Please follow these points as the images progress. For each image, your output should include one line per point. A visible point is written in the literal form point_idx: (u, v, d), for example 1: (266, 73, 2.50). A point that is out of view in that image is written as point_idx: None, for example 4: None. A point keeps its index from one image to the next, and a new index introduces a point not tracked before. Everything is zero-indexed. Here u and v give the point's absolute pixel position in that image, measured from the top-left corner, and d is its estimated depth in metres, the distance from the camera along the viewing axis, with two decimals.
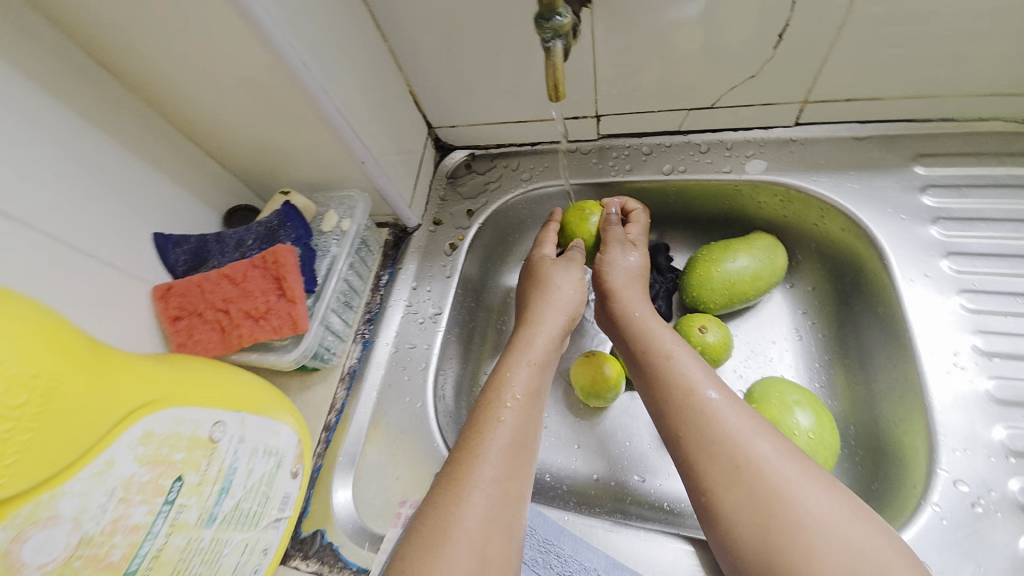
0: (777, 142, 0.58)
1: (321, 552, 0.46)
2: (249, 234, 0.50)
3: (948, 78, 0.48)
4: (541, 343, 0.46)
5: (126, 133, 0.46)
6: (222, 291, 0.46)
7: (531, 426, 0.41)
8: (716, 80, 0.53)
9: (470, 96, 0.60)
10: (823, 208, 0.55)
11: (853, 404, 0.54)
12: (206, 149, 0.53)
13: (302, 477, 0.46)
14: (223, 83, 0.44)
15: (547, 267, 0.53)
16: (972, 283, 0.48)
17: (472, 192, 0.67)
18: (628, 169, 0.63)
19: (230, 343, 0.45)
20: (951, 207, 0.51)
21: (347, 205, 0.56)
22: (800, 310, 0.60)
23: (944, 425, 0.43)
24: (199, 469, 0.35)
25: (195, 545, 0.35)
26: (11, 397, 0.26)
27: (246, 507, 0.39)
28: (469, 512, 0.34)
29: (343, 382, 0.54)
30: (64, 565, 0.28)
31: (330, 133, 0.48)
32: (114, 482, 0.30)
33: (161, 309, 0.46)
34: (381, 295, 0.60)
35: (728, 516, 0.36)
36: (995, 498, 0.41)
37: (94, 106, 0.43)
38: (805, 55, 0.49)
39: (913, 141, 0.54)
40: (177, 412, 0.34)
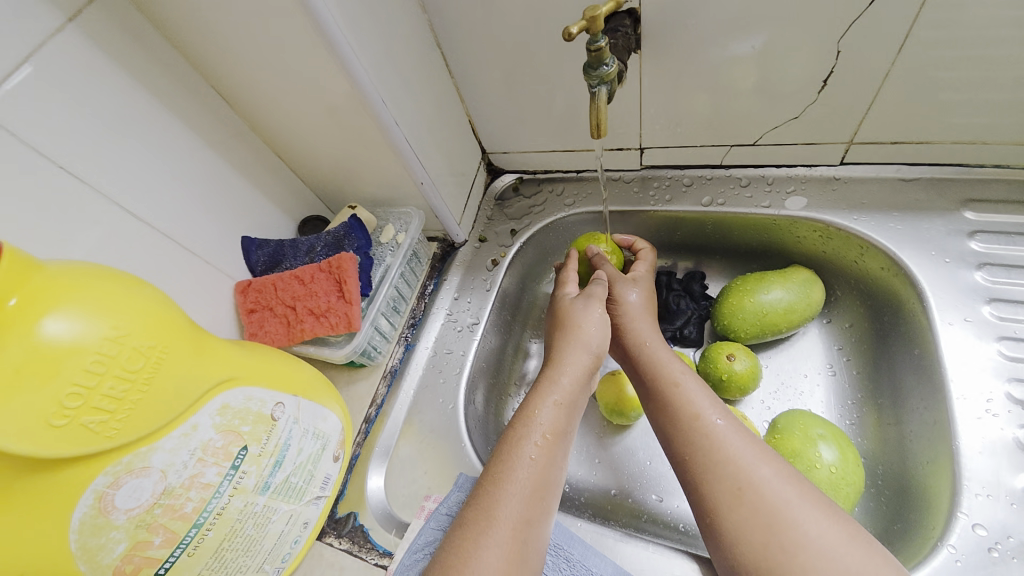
0: (821, 180, 0.59)
1: (354, 532, 0.49)
2: (319, 242, 0.57)
3: (1002, 126, 0.48)
4: (567, 382, 0.44)
5: (234, 152, 0.54)
6: (292, 289, 0.52)
7: (554, 466, 0.40)
8: (760, 119, 0.56)
9: (523, 126, 0.65)
10: (863, 246, 0.55)
11: (882, 444, 0.52)
12: (291, 165, 0.61)
13: (342, 461, 0.50)
14: (311, 111, 0.51)
15: (576, 309, 0.49)
16: (1015, 331, 0.46)
17: (517, 214, 0.72)
18: (668, 199, 0.65)
19: (293, 336, 0.52)
20: (1001, 253, 0.50)
21: (404, 219, 0.62)
22: (837, 346, 0.59)
23: (969, 470, 0.41)
24: (260, 442, 0.40)
25: (251, 508, 0.40)
26: (131, 361, 0.32)
27: (294, 481, 0.44)
28: (490, 548, 0.35)
29: (384, 379, 0.59)
30: (147, 510, 0.33)
31: (396, 156, 0.54)
32: (195, 444, 0.35)
33: (240, 302, 0.53)
34: (425, 303, 0.65)
35: (730, 537, 0.37)
36: (1013, 545, 0.37)
37: (213, 129, 0.52)
38: (850, 99, 0.50)
39: (964, 185, 0.53)
40: (249, 390, 0.39)
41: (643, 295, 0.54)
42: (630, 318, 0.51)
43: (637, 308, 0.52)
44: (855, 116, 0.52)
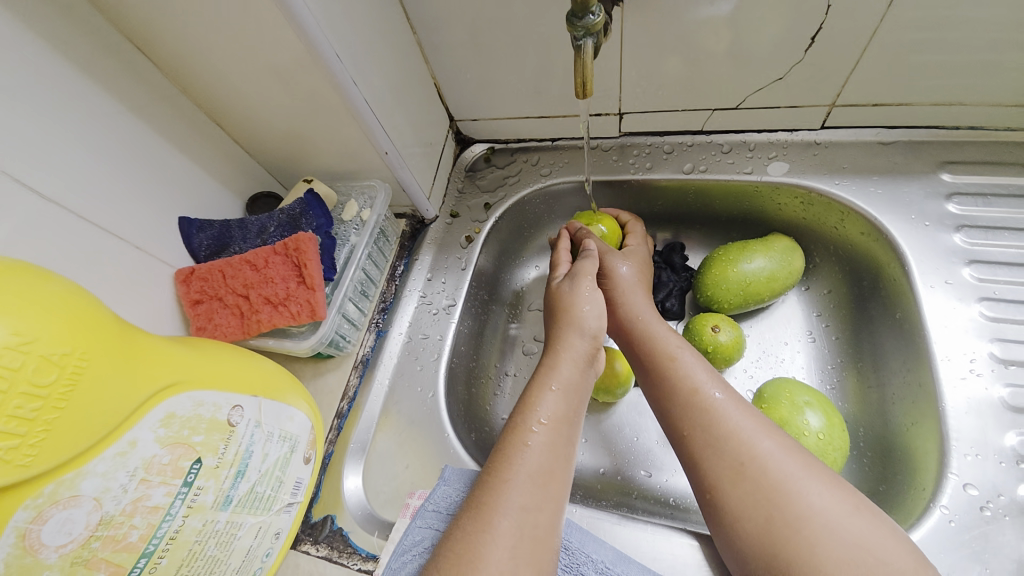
0: (801, 144, 0.58)
1: (332, 537, 0.46)
2: (271, 221, 0.51)
3: (980, 87, 0.48)
4: (566, 370, 0.44)
5: (157, 117, 0.46)
6: (244, 276, 0.46)
7: (561, 453, 0.40)
8: (743, 81, 0.53)
9: (493, 90, 0.60)
10: (844, 212, 0.54)
11: (864, 407, 0.52)
12: (231, 134, 0.54)
13: (314, 463, 0.46)
14: (252, 69, 0.44)
15: (570, 292, 0.49)
16: (993, 291, 0.47)
17: (490, 186, 0.67)
18: (648, 168, 0.63)
19: (248, 328, 0.46)
20: (976, 215, 0.50)
21: (368, 194, 0.56)
22: (816, 313, 0.60)
23: (957, 431, 0.42)
24: (217, 452, 0.35)
25: (212, 527, 0.35)
26: (42, 375, 0.26)
27: (261, 491, 0.39)
28: (499, 540, 0.34)
29: (356, 370, 0.55)
30: (83, 545, 0.28)
31: (355, 122, 0.48)
32: (135, 463, 0.30)
33: (182, 293, 0.46)
34: (395, 286, 0.60)
35: (732, 512, 0.37)
36: (1003, 503, 0.39)
37: (128, 90, 0.44)
38: (836, 59, 0.48)
39: (940, 148, 0.53)
40: (198, 395, 0.34)
41: (632, 265, 0.54)
42: (621, 293, 0.51)
43: (627, 282, 0.52)
44: (838, 76, 0.50)
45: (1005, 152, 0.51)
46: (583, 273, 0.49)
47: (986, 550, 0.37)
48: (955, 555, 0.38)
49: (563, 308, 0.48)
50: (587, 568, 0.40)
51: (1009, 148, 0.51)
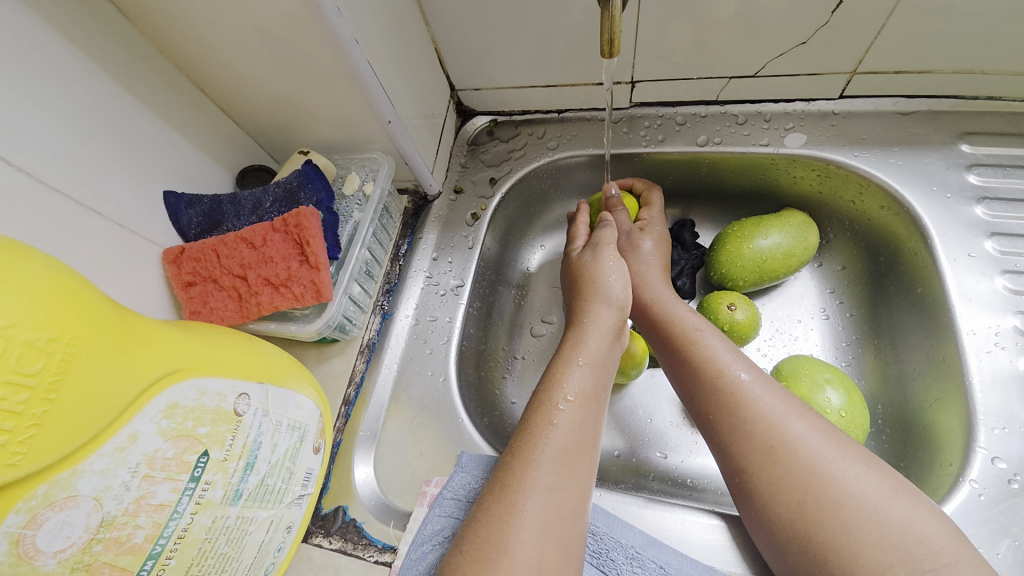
0: (819, 115, 0.56)
1: (344, 529, 0.44)
2: (266, 196, 0.47)
3: (1008, 52, 0.46)
4: (594, 344, 0.42)
5: (132, 79, 0.42)
6: (240, 255, 0.43)
7: (588, 431, 0.37)
8: (764, 45, 0.50)
9: (499, 56, 0.56)
10: (863, 184, 0.53)
11: (882, 383, 0.53)
12: (216, 100, 0.49)
13: (324, 453, 0.43)
14: (240, 25, 0.40)
15: (592, 262, 0.47)
16: (1016, 264, 0.47)
17: (495, 160, 0.64)
18: (660, 140, 0.60)
19: (247, 311, 0.43)
20: (997, 186, 0.50)
21: (370, 167, 0.53)
22: (829, 290, 0.59)
23: (983, 405, 0.42)
24: (224, 444, 0.32)
25: (221, 524, 0.32)
26: (28, 362, 0.23)
27: (271, 484, 0.37)
28: (523, 522, 0.32)
29: (362, 355, 0.52)
30: (83, 550, 0.25)
31: (356, 87, 0.45)
32: (137, 459, 0.27)
33: (172, 275, 0.43)
34: (400, 266, 0.57)
35: (764, 495, 0.35)
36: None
37: (100, 46, 0.39)
38: (863, 21, 0.46)
39: (960, 118, 0.52)
40: (201, 382, 0.31)
41: (656, 243, 0.52)
42: (637, 273, 0.50)
43: (644, 261, 0.51)
44: (863, 41, 0.48)
45: None
46: (606, 244, 0.48)
47: (1015, 524, 0.38)
48: (983, 527, 0.38)
49: (585, 280, 0.47)
50: (616, 553, 0.40)
51: None
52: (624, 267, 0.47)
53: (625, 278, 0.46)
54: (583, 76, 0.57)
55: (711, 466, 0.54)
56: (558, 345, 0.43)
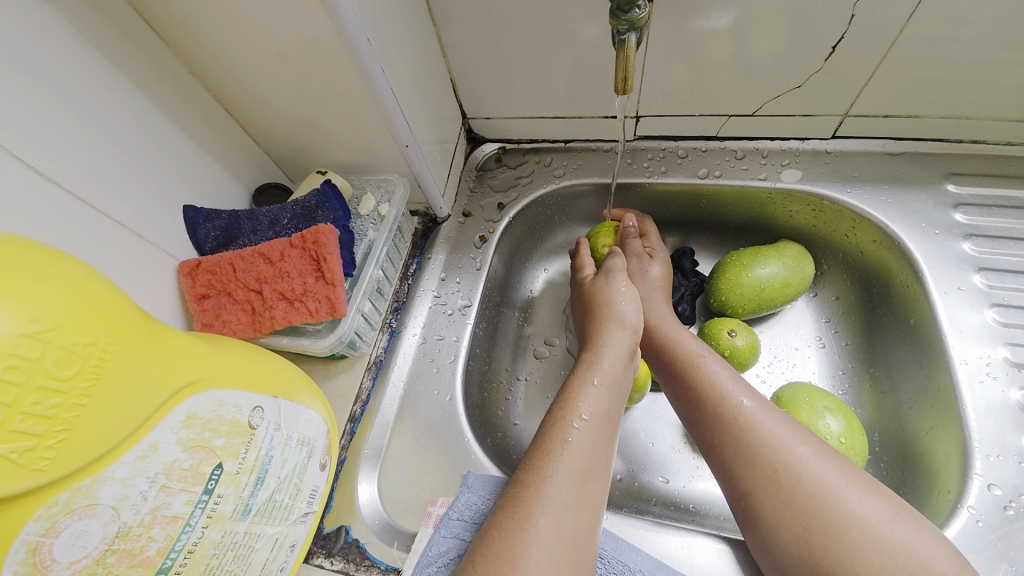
0: (812, 153, 0.59)
1: (346, 549, 0.43)
2: (284, 213, 0.48)
3: (987, 101, 0.50)
4: (610, 365, 0.42)
5: (161, 98, 0.43)
6: (257, 269, 0.44)
7: (601, 451, 0.38)
8: (761, 87, 0.54)
9: (511, 88, 0.59)
10: (855, 220, 0.56)
11: (879, 411, 0.54)
12: (238, 119, 0.51)
13: (329, 470, 0.43)
14: (271, 50, 0.42)
15: (607, 287, 0.48)
16: (1003, 297, 0.49)
17: (503, 185, 0.66)
18: (663, 172, 0.62)
19: (260, 325, 0.43)
20: (982, 224, 0.52)
21: (385, 188, 0.55)
22: (825, 319, 0.61)
23: (978, 433, 0.44)
24: (237, 457, 0.32)
25: (230, 539, 0.33)
26: (64, 367, 0.24)
27: (279, 500, 0.36)
28: (537, 540, 0.32)
29: (369, 372, 0.53)
30: (98, 560, 0.26)
31: (378, 111, 0.47)
32: (156, 468, 0.28)
33: (186, 287, 0.43)
34: (408, 285, 0.59)
35: (768, 519, 0.36)
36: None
37: (133, 65, 0.40)
38: (853, 68, 0.50)
39: (944, 160, 0.55)
40: (218, 394, 0.32)
41: (661, 270, 0.54)
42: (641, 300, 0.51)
43: (650, 287, 0.52)
44: (854, 86, 0.51)
45: (1005, 164, 0.54)
46: (619, 270, 0.49)
47: (1014, 549, 0.39)
48: (982, 553, 0.39)
49: (600, 302, 0.48)
50: None
51: (1009, 161, 0.54)
52: (636, 291, 0.48)
53: (638, 301, 0.47)
54: (589, 109, 0.60)
55: (712, 491, 0.54)
56: (574, 366, 0.44)
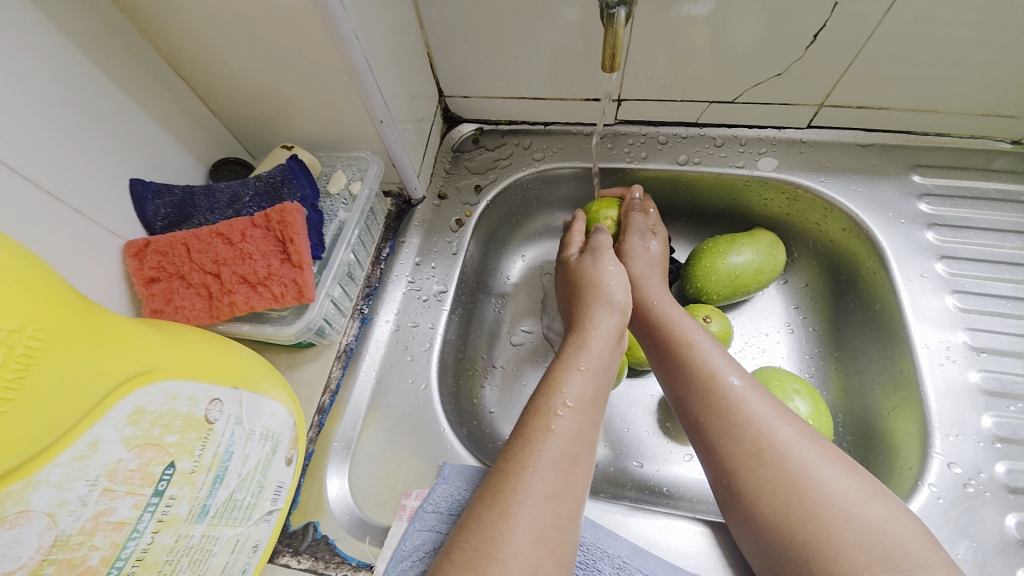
0: (788, 142, 0.59)
1: (314, 547, 0.41)
2: (245, 190, 0.45)
3: (955, 95, 0.51)
4: (597, 348, 0.42)
5: (101, 55, 0.38)
6: (215, 250, 0.40)
7: (586, 438, 0.37)
8: (744, 75, 0.53)
9: (491, 65, 0.56)
10: (827, 208, 0.57)
11: (843, 393, 0.56)
12: (190, 83, 0.46)
13: (295, 464, 0.40)
14: (229, 7, 0.38)
15: (592, 267, 0.48)
16: (963, 284, 0.51)
17: (480, 167, 0.64)
18: (643, 157, 0.61)
19: (218, 312, 0.40)
20: (945, 214, 0.54)
21: (357, 166, 0.51)
22: (794, 305, 0.62)
23: (939, 414, 0.46)
24: (193, 455, 0.30)
25: (184, 544, 0.30)
26: None
27: (240, 499, 0.34)
28: (517, 532, 0.31)
29: (338, 361, 0.50)
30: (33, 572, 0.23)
31: (350, 82, 0.43)
32: (98, 470, 0.25)
33: (133, 269, 0.39)
34: (381, 269, 0.56)
35: (750, 497, 0.36)
36: (984, 479, 0.43)
37: (68, 17, 0.36)
38: (833, 59, 0.50)
39: (911, 152, 0.57)
40: (171, 386, 0.29)
41: (660, 248, 0.54)
42: (640, 275, 0.51)
43: (647, 266, 0.51)
44: (832, 77, 0.52)
45: (966, 157, 0.56)
46: (605, 249, 0.49)
47: (971, 525, 0.41)
48: (943, 528, 0.41)
49: (588, 284, 0.47)
50: (603, 564, 0.39)
51: (970, 154, 0.56)
52: (623, 271, 0.48)
53: (626, 283, 0.47)
54: (571, 91, 0.58)
55: (685, 474, 0.54)
56: (560, 350, 0.43)
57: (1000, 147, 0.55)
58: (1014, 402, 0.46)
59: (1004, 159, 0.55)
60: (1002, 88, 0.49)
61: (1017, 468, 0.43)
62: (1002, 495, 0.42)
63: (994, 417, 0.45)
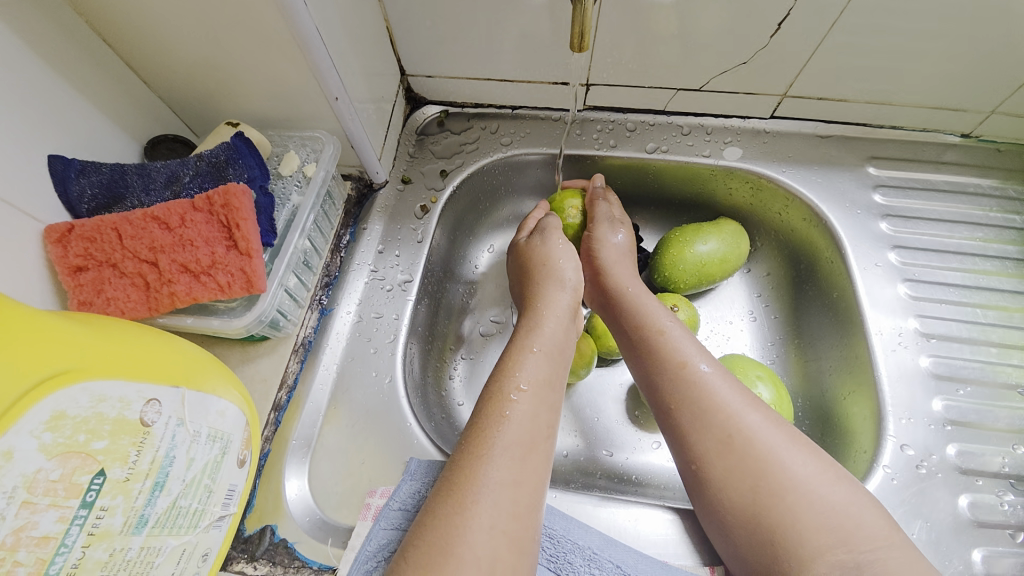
0: (752, 132, 0.60)
1: (272, 551, 0.39)
2: (185, 169, 0.41)
3: (907, 88, 0.53)
4: (550, 328, 0.42)
5: (8, 15, 0.34)
6: (150, 235, 0.37)
7: (544, 420, 0.36)
8: (710, 63, 0.53)
9: (455, 44, 0.53)
10: (788, 198, 0.58)
11: (803, 379, 0.58)
12: (117, 50, 0.41)
13: (249, 466, 0.38)
14: None
15: (542, 245, 0.48)
16: (914, 273, 0.54)
17: (445, 152, 0.61)
18: (612, 145, 0.61)
19: (157, 303, 0.37)
20: (897, 205, 0.56)
21: (311, 147, 0.48)
22: (757, 294, 0.63)
23: (892, 398, 0.48)
24: (127, 461, 0.27)
25: (121, 557, 0.27)
26: None
27: (186, 506, 0.31)
28: (473, 521, 0.30)
29: (296, 355, 0.47)
30: None
31: (300, 54, 0.40)
32: (13, 482, 0.23)
33: (56, 257, 0.35)
34: (341, 258, 0.53)
35: (717, 483, 0.36)
36: (934, 461, 0.45)
37: None
38: (795, 49, 0.50)
39: (867, 144, 0.59)
40: (97, 386, 0.26)
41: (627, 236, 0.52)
42: (610, 265, 0.49)
43: (615, 256, 0.50)
44: (795, 67, 0.52)
45: (917, 149, 0.58)
46: (554, 229, 0.49)
47: (923, 504, 0.44)
48: (899, 508, 0.43)
49: (541, 266, 0.47)
50: (573, 556, 0.39)
51: (920, 147, 0.58)
52: (572, 249, 0.48)
53: (576, 262, 0.48)
54: (539, 73, 0.56)
55: (653, 461, 0.55)
56: (515, 334, 0.42)
57: (948, 140, 0.58)
58: (961, 386, 0.49)
59: (950, 151, 0.58)
60: (951, 82, 0.51)
61: (963, 448, 0.46)
62: (950, 474, 0.45)
63: (942, 401, 0.48)
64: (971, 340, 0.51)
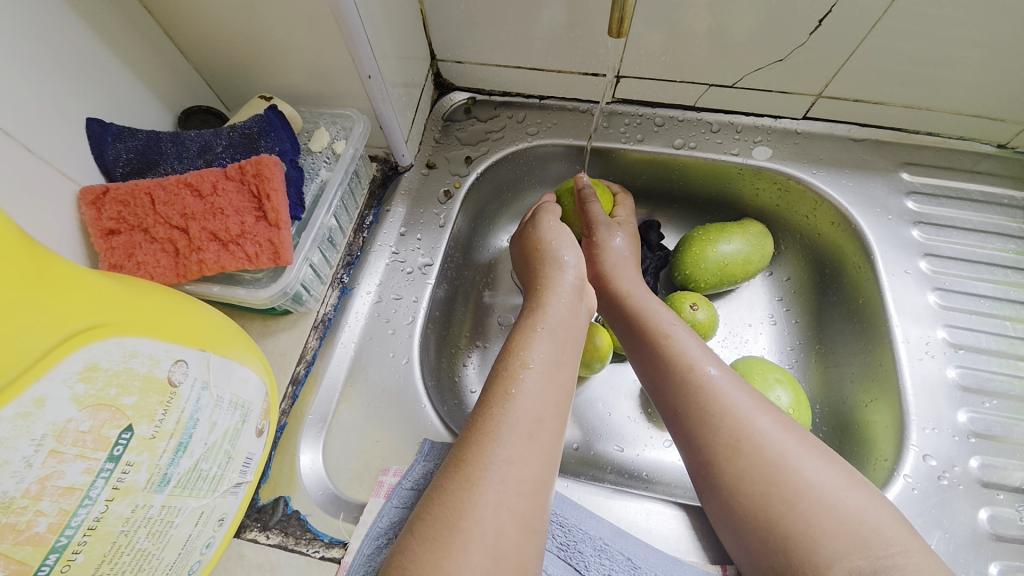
0: (783, 132, 0.59)
1: (285, 522, 0.39)
2: (218, 140, 0.41)
3: (946, 95, 0.52)
4: (555, 307, 0.42)
5: None
6: (183, 202, 0.37)
7: (552, 401, 0.35)
8: (745, 60, 0.52)
9: (486, 30, 0.53)
10: (817, 202, 0.57)
11: (821, 385, 0.57)
12: (157, 17, 0.42)
13: (267, 436, 0.38)
14: None
15: (535, 231, 0.50)
16: (945, 282, 0.52)
17: (471, 138, 0.61)
18: (639, 139, 0.60)
19: (186, 269, 0.37)
20: (930, 212, 0.55)
21: (341, 124, 0.49)
22: (778, 298, 0.62)
23: (915, 407, 0.47)
24: (154, 419, 0.28)
25: (143, 514, 0.28)
26: None
27: (206, 469, 0.32)
28: (480, 497, 0.30)
29: (315, 330, 0.48)
30: None
31: (336, 28, 0.40)
32: (43, 430, 0.23)
33: (90, 219, 0.36)
34: (363, 238, 0.53)
35: (728, 488, 0.36)
36: (956, 473, 0.44)
37: None
38: (833, 49, 0.49)
39: (901, 150, 0.57)
40: (130, 342, 0.27)
41: (628, 239, 0.52)
42: (612, 266, 0.50)
43: (618, 256, 0.51)
44: (831, 67, 0.51)
45: (952, 158, 0.57)
46: (546, 214, 0.51)
47: (944, 516, 0.43)
48: (918, 518, 0.43)
49: (539, 249, 0.48)
50: (584, 545, 0.39)
51: (956, 155, 0.57)
52: (567, 230, 0.49)
53: (572, 242, 0.47)
54: (570, 63, 0.56)
55: (664, 459, 0.54)
56: (520, 316, 0.43)
57: (984, 150, 0.56)
58: (987, 398, 0.48)
59: (987, 161, 0.56)
60: (992, 90, 0.50)
61: (989, 463, 0.45)
62: (974, 488, 0.44)
63: (968, 413, 0.47)
64: (1000, 353, 0.49)
